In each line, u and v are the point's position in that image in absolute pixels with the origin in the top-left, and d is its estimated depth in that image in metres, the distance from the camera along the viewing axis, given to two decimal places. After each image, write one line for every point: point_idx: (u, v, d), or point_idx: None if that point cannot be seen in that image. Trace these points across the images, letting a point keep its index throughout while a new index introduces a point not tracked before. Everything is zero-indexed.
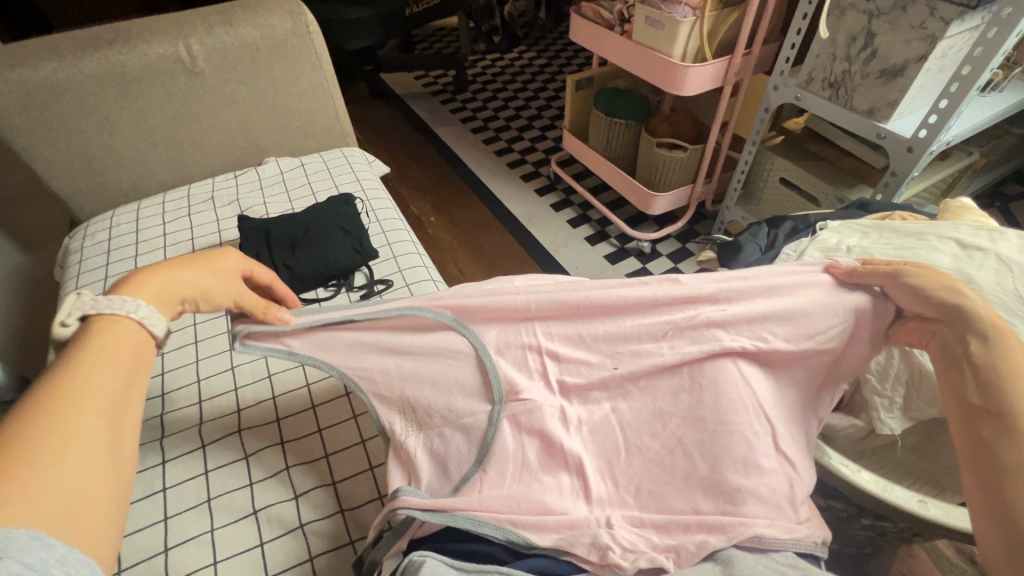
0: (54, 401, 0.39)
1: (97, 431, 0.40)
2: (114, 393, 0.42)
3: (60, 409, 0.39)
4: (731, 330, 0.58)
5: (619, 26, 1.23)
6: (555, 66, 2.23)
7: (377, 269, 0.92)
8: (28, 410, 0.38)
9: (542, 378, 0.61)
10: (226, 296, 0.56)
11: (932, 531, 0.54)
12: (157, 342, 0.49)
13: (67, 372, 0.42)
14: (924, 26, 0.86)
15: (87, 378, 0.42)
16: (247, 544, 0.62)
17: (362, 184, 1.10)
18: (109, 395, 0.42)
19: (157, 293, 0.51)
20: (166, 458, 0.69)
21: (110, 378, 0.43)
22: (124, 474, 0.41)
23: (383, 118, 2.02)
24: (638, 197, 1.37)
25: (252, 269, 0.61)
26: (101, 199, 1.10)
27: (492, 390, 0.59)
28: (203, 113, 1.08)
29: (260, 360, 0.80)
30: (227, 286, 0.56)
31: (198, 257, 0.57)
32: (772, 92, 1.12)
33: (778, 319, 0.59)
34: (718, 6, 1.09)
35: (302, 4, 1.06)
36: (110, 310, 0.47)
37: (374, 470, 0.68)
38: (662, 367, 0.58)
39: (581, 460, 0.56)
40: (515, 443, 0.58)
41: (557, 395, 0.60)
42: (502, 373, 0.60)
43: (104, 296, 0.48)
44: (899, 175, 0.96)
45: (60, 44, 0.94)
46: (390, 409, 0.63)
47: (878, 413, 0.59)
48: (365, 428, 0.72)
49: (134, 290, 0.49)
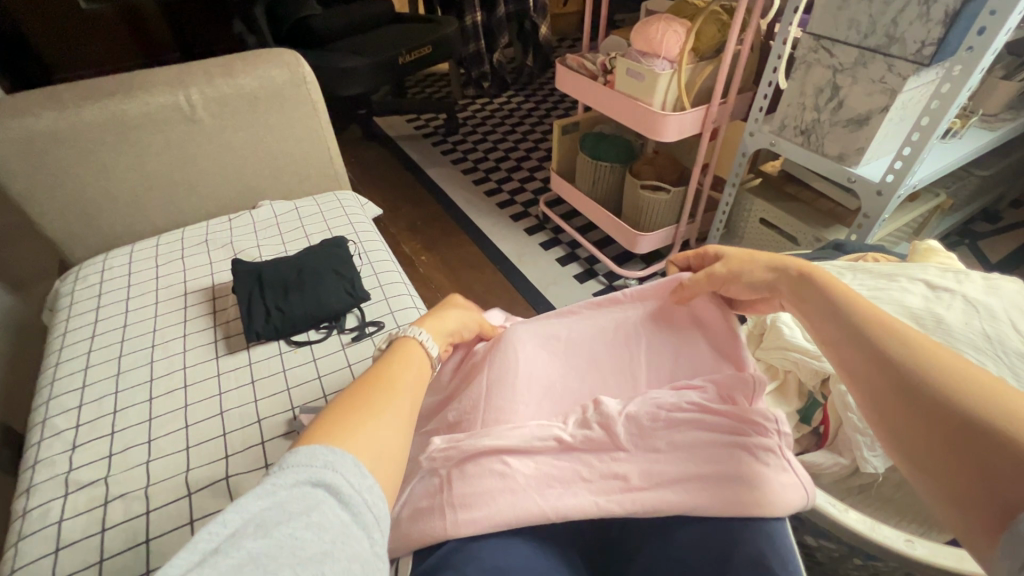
0: (385, 380, 0.50)
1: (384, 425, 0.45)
2: (385, 434, 0.45)
3: (388, 387, 0.49)
4: (644, 494, 0.51)
5: (602, 76, 1.29)
6: (543, 110, 2.33)
7: (368, 310, 0.94)
8: (361, 394, 0.47)
9: (451, 505, 0.52)
10: (473, 322, 0.69)
11: (919, 573, 0.53)
12: (397, 413, 0.47)
13: (391, 373, 0.51)
14: (883, 80, 0.92)
15: (392, 405, 0.47)
16: None
17: (354, 226, 1.12)
18: (379, 427, 0.45)
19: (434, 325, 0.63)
20: (151, 506, 0.67)
21: (388, 422, 0.46)
22: (392, 458, 0.44)
23: (376, 159, 2.08)
24: (623, 236, 1.41)
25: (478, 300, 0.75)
26: (93, 243, 1.10)
27: (414, 512, 0.54)
28: (200, 157, 1.11)
29: (250, 405, 0.79)
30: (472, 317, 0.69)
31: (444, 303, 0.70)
32: (748, 137, 1.18)
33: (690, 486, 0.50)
34: (693, 60, 1.16)
35: (300, 56, 1.10)
36: (320, 465, 0.40)
37: None
38: (570, 505, 0.51)
39: (502, 445, 0.55)
40: (453, 446, 0.56)
41: (455, 504, 0.52)
42: (407, 528, 0.53)
43: (321, 455, 0.40)
44: (871, 217, 1.01)
45: (63, 95, 0.97)
46: None
47: (862, 451, 0.61)
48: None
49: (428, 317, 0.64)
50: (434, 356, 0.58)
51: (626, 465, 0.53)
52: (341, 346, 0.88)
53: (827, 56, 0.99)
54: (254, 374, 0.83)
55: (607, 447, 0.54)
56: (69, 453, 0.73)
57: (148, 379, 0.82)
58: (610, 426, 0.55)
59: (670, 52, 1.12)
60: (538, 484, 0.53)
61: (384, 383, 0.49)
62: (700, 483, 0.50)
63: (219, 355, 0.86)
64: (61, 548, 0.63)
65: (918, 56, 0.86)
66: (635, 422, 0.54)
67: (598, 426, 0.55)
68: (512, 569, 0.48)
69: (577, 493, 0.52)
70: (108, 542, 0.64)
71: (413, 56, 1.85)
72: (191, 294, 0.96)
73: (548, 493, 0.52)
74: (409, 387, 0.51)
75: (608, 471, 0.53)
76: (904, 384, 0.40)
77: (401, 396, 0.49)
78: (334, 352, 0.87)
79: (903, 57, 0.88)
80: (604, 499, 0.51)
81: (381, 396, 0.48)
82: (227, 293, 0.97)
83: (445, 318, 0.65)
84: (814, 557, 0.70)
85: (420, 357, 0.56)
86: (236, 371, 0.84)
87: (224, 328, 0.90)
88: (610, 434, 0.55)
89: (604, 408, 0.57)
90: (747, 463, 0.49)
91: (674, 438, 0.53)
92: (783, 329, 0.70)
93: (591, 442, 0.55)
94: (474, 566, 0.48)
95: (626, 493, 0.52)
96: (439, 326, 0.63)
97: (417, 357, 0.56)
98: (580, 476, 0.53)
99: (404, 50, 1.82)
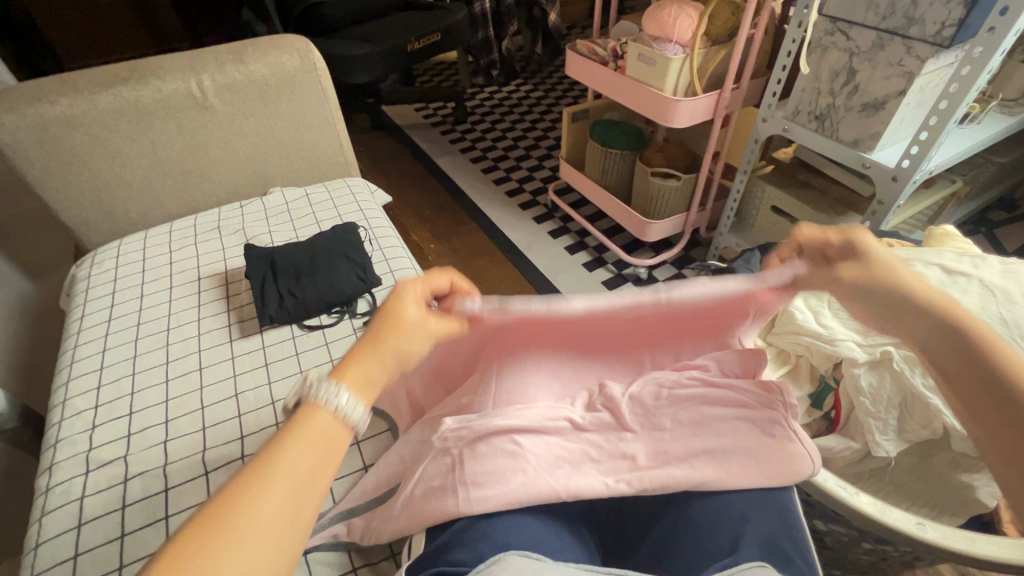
0: (262, 465, 0.38)
1: (250, 543, 0.35)
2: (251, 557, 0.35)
3: (265, 478, 0.38)
4: (651, 472, 0.51)
5: (613, 61, 1.27)
6: (552, 98, 2.31)
7: (379, 295, 0.95)
8: (221, 496, 0.37)
9: (462, 486, 0.52)
10: (422, 348, 0.49)
11: (930, 554, 0.52)
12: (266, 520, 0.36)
13: (274, 454, 0.39)
14: (901, 63, 0.91)
15: (266, 508, 0.37)
16: None
17: (365, 213, 1.13)
18: (245, 546, 0.35)
19: (361, 380, 0.45)
20: (170, 484, 0.68)
21: (259, 533, 0.36)
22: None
23: (385, 147, 2.08)
24: (633, 224, 1.40)
25: (428, 285, 0.52)
26: (109, 229, 1.12)
27: (427, 491, 0.54)
28: (211, 144, 1.11)
29: (264, 387, 0.80)
30: (420, 341, 0.49)
31: (381, 315, 0.48)
32: (761, 123, 1.17)
33: (695, 461, 0.52)
34: (706, 44, 1.15)
35: (310, 42, 1.10)
36: None
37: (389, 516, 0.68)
38: (580, 486, 0.52)
39: (512, 423, 0.54)
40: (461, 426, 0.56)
41: (466, 485, 0.52)
42: (422, 508, 0.54)
43: None
44: (885, 203, 0.99)
45: (77, 81, 0.98)
46: (389, 523, 0.57)
47: (873, 435, 0.60)
48: (368, 453, 0.74)
49: (346, 372, 0.45)
50: (356, 426, 0.43)
51: (635, 446, 0.53)
52: (353, 330, 0.89)
53: (843, 39, 0.97)
54: (267, 357, 0.84)
55: (615, 429, 0.55)
56: (89, 432, 0.75)
57: (164, 361, 0.84)
58: (615, 409, 0.56)
59: (682, 36, 1.11)
60: (548, 464, 0.53)
61: (263, 469, 0.38)
62: (706, 459, 0.52)
63: (233, 339, 0.87)
64: (84, 523, 0.65)
65: (938, 38, 0.85)
66: (639, 402, 0.55)
67: (605, 409, 0.56)
68: (524, 547, 0.48)
69: (587, 472, 0.53)
70: (129, 518, 0.65)
71: (422, 43, 1.84)
72: (204, 279, 0.97)
73: (557, 473, 0.53)
74: (309, 461, 0.40)
75: (617, 451, 0.53)
76: (997, 394, 0.42)
77: (292, 477, 0.38)
78: (346, 335, 0.88)
79: (922, 39, 0.87)
80: (614, 480, 0.52)
81: (256, 492, 0.37)
82: (240, 278, 0.98)
83: (382, 352, 0.47)
84: (823, 541, 0.70)
85: (328, 429, 0.42)
86: (250, 354, 0.85)
87: (237, 313, 0.92)
88: (616, 415, 0.55)
89: (608, 390, 0.58)
90: (753, 439, 0.52)
91: (676, 416, 0.54)
92: (796, 314, 0.69)
93: (600, 425, 0.56)
94: (486, 544, 0.48)
95: (634, 473, 0.52)
96: (373, 377, 0.46)
97: (324, 428, 0.42)
98: (589, 460, 0.54)
99: (413, 37, 1.81)
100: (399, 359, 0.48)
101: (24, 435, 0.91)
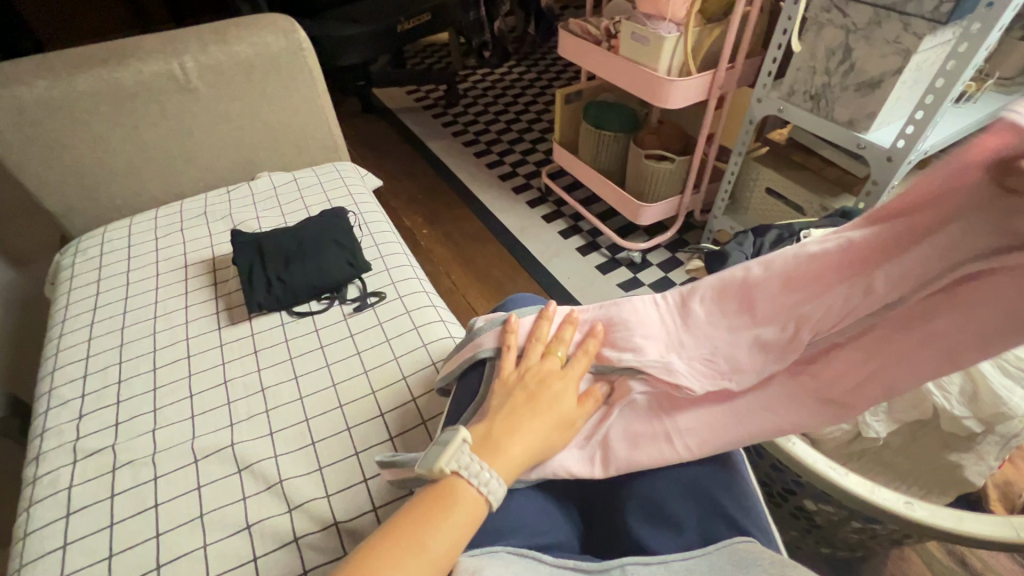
0: (388, 533, 0.43)
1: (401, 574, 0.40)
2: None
3: (402, 541, 0.42)
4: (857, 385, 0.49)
5: (606, 41, 1.25)
6: (546, 80, 2.27)
7: (370, 281, 0.93)
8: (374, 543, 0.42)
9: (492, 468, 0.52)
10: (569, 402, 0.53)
11: (916, 532, 0.53)
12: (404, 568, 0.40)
13: (426, 525, 0.43)
14: (898, 40, 0.89)
15: (410, 543, 0.42)
16: (235, 528, 0.63)
17: (355, 198, 1.11)
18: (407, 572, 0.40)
19: (513, 455, 0.48)
20: (159, 473, 0.68)
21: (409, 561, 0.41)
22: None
23: (375, 131, 2.04)
24: (627, 208, 1.39)
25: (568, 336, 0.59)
26: (93, 216, 1.10)
27: (637, 441, 0.53)
28: (196, 128, 1.09)
29: (253, 373, 0.79)
30: (568, 399, 0.53)
31: (531, 394, 0.52)
32: (755, 104, 1.15)
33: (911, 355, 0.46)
34: (701, 23, 1.13)
35: (295, 22, 1.07)
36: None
37: (378, 510, 0.64)
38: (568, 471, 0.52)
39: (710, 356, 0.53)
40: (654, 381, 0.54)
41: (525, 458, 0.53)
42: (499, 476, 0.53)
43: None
44: (879, 184, 0.98)
45: (53, 62, 0.95)
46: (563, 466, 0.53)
47: (863, 416, 0.59)
48: (394, 425, 0.72)
49: (497, 449, 0.48)
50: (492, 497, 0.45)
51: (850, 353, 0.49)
52: (343, 316, 0.88)
53: (840, 17, 0.95)
54: (257, 345, 0.84)
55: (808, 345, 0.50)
56: (77, 421, 0.74)
57: (152, 349, 0.83)
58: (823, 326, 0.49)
59: (677, 14, 1.09)
60: (759, 401, 0.51)
61: (411, 537, 0.42)
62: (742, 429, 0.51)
63: (222, 326, 0.86)
64: (73, 512, 0.64)
65: (935, 14, 0.83)
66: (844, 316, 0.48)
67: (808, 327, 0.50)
68: (511, 531, 0.49)
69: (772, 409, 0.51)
70: (117, 507, 0.65)
71: (411, 24, 1.80)
72: (191, 266, 0.96)
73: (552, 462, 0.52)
74: (452, 528, 0.43)
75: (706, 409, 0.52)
76: None
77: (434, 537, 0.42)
78: (337, 322, 0.87)
79: (919, 16, 0.85)
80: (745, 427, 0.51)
81: (411, 547, 0.42)
82: (228, 265, 0.96)
83: (544, 417, 0.51)
84: (813, 522, 0.71)
85: (472, 506, 0.45)
86: (239, 341, 0.84)
87: (225, 300, 0.90)
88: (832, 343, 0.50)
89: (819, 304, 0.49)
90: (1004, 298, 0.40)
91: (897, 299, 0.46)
92: None
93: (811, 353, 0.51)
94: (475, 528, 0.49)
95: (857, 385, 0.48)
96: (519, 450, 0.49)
97: (461, 502, 0.45)
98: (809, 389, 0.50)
99: (403, 17, 1.76)
100: (550, 419, 0.51)
101: (12, 424, 0.90)
